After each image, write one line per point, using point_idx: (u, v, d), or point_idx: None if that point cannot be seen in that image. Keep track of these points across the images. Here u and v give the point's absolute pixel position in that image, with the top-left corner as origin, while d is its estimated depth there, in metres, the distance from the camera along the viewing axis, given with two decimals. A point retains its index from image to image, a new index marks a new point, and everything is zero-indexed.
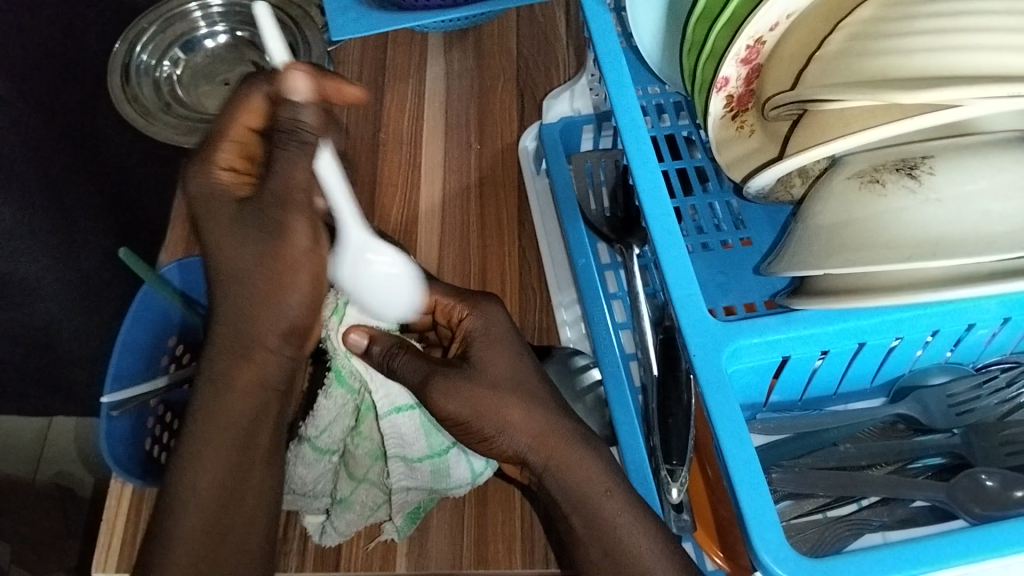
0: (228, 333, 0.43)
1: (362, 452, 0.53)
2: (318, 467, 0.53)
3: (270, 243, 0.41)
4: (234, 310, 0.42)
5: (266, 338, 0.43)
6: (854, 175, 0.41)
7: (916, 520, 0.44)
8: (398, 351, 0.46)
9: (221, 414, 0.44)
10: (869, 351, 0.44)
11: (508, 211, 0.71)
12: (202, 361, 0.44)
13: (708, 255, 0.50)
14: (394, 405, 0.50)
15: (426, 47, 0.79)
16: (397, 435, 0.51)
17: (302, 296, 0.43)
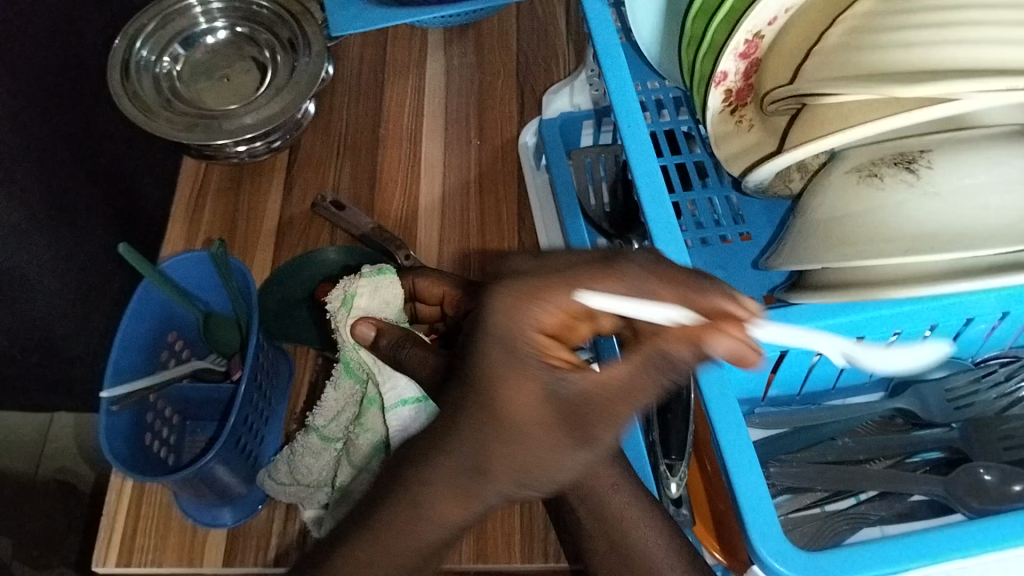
0: (457, 447, 0.31)
1: (363, 441, 0.55)
2: (325, 457, 0.57)
3: (538, 384, 0.29)
4: (478, 430, 0.30)
5: (502, 486, 0.31)
6: (853, 168, 0.41)
7: (914, 515, 0.44)
8: (403, 341, 0.52)
9: (407, 530, 0.33)
10: (868, 345, 0.44)
11: (508, 207, 0.71)
12: (430, 450, 0.33)
13: (708, 249, 0.51)
14: (400, 398, 0.54)
15: (425, 43, 0.79)
16: (402, 423, 0.54)
17: (591, 451, 0.30)
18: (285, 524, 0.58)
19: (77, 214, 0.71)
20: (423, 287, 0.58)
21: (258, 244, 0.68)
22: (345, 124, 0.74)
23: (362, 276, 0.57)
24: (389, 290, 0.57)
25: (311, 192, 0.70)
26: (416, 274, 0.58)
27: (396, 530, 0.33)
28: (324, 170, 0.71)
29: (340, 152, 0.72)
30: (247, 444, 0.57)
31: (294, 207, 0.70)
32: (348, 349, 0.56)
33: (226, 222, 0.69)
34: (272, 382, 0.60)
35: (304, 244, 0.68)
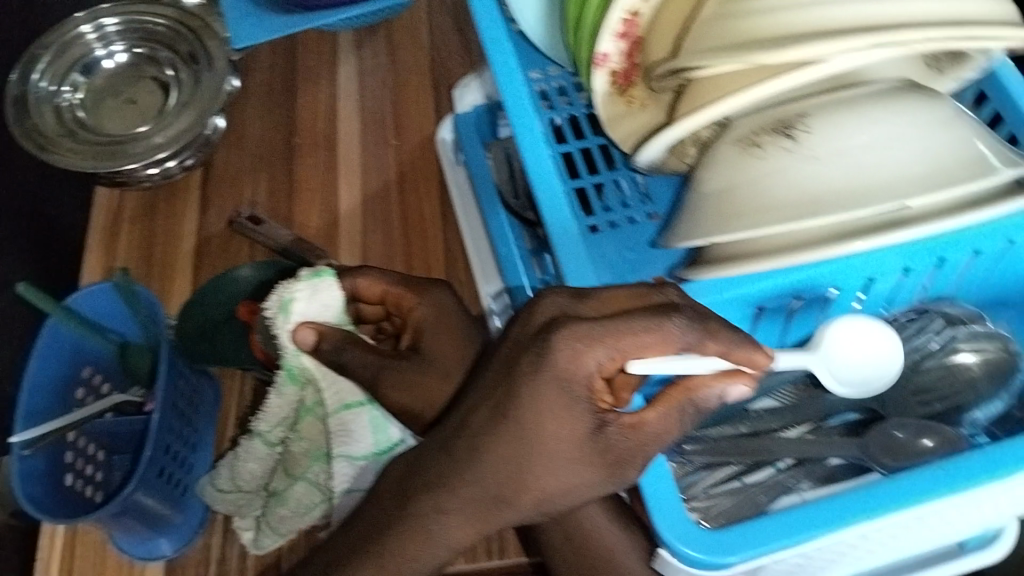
0: (486, 472, 0.38)
1: (301, 450, 0.53)
2: (265, 462, 0.55)
3: (578, 422, 0.37)
4: (512, 461, 0.38)
5: (521, 495, 0.38)
6: (736, 140, 0.41)
7: (837, 478, 0.43)
8: (349, 347, 0.47)
9: (422, 540, 0.39)
10: (770, 315, 0.45)
11: (430, 204, 0.70)
12: (439, 467, 0.39)
13: (614, 233, 0.50)
14: (344, 402, 0.51)
15: (336, 46, 0.78)
16: (342, 430, 0.51)
17: (588, 472, 0.38)
18: (223, 549, 0.58)
19: None
20: (363, 286, 0.50)
21: (177, 268, 0.67)
22: (258, 137, 0.73)
23: (298, 276, 0.49)
24: (328, 293, 0.48)
25: (228, 210, 0.69)
26: (355, 274, 0.51)
27: (414, 544, 0.39)
28: (240, 186, 0.70)
29: (256, 167, 0.71)
30: (173, 473, 0.56)
31: (212, 226, 0.69)
32: (290, 355, 0.49)
33: (143, 249, 0.68)
34: (195, 407, 0.59)
35: (224, 263, 0.67)
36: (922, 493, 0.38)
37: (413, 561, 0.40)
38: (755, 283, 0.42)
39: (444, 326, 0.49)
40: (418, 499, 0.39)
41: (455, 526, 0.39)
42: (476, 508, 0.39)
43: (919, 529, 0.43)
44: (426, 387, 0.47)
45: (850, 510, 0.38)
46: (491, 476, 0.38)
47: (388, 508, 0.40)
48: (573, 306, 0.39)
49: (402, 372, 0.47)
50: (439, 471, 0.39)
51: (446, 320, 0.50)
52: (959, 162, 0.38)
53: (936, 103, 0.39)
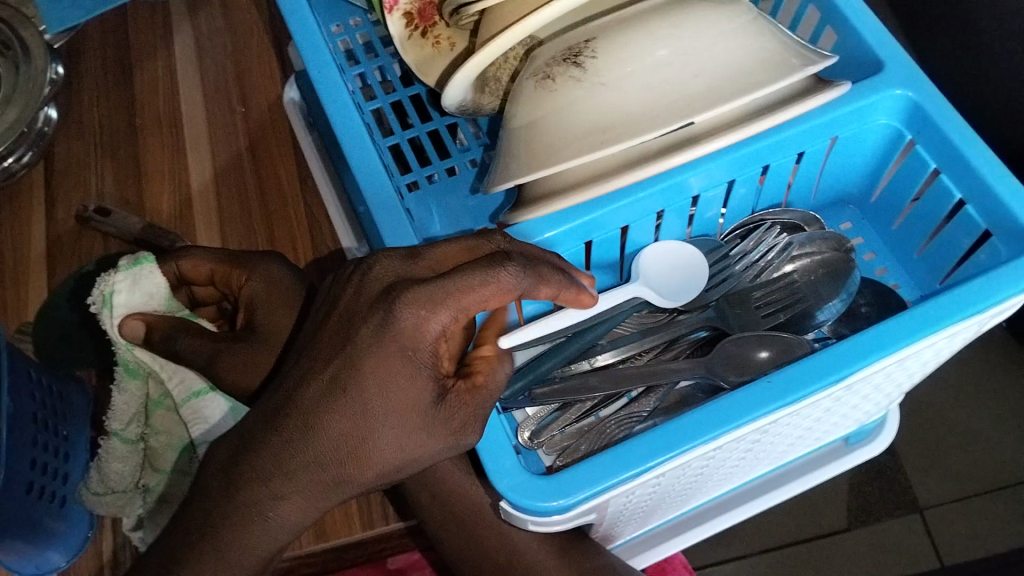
0: (325, 446, 0.33)
1: (164, 445, 0.54)
2: (131, 459, 0.54)
3: (419, 388, 0.33)
4: (354, 430, 0.33)
5: (362, 474, 0.33)
6: (530, 73, 0.40)
7: (687, 401, 0.43)
8: (181, 333, 0.48)
9: (255, 530, 0.35)
10: (604, 245, 0.43)
11: (286, 169, 0.67)
12: (266, 449, 0.34)
13: (453, 180, 0.50)
14: (192, 390, 0.51)
15: (167, 15, 0.73)
16: (199, 419, 0.51)
17: (433, 439, 0.33)
18: (114, 552, 0.57)
19: None
20: (190, 265, 0.50)
21: (29, 273, 0.63)
22: (97, 123, 0.69)
23: (117, 266, 0.49)
24: (149, 281, 0.49)
25: (74, 203, 0.66)
26: (180, 255, 0.50)
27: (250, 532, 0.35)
28: (84, 177, 0.67)
29: (98, 154, 0.68)
30: (44, 486, 0.54)
31: (61, 223, 0.65)
32: (120, 343, 0.51)
33: None
34: (63, 415, 0.56)
35: (76, 260, 0.64)
36: (776, 399, 0.36)
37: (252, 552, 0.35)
38: (578, 218, 0.40)
39: (278, 299, 0.48)
40: (250, 486, 0.34)
41: (296, 506, 0.34)
42: (318, 488, 0.34)
43: (778, 433, 0.42)
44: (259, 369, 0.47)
45: (699, 428, 0.36)
46: (332, 453, 0.33)
47: (217, 496, 0.35)
48: (407, 269, 0.35)
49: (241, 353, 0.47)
50: (267, 453, 0.34)
51: (282, 295, 0.48)
52: (750, 65, 0.37)
53: (722, 9, 0.38)
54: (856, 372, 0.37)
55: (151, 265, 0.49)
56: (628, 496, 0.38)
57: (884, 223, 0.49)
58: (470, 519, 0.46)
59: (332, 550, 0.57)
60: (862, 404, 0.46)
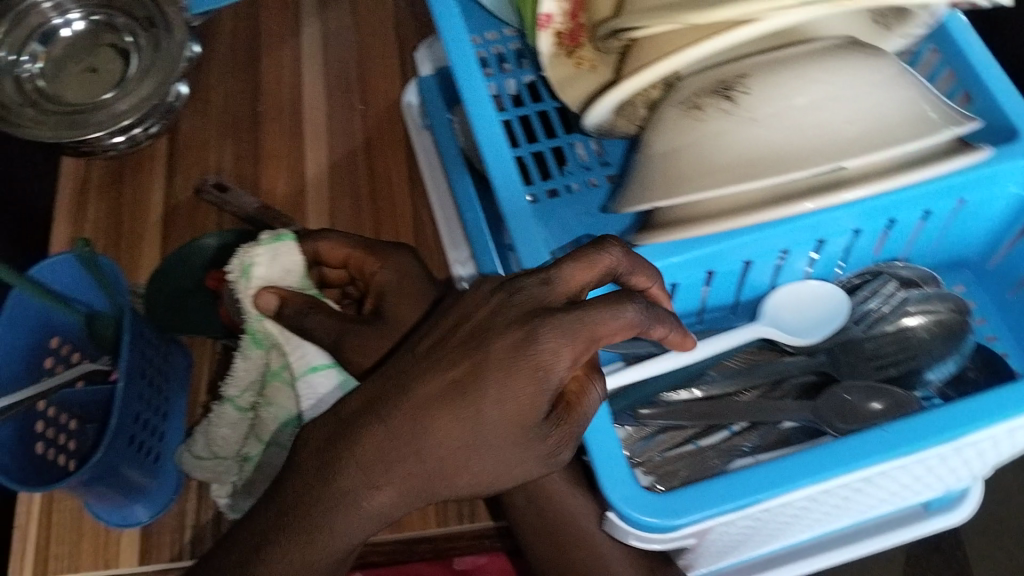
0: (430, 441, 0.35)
1: (269, 415, 0.54)
2: (240, 427, 0.57)
3: (535, 404, 0.35)
4: (462, 432, 0.35)
5: (461, 475, 0.36)
6: (679, 101, 0.41)
7: (788, 441, 0.44)
8: (310, 314, 0.50)
9: (342, 517, 0.36)
10: (722, 278, 0.45)
11: (398, 169, 0.69)
12: (371, 438, 0.36)
13: (572, 197, 0.51)
14: (310, 365, 0.51)
15: (299, 8, 0.76)
16: (311, 396, 0.51)
17: (530, 454, 0.36)
18: (198, 514, 0.59)
19: None
20: (324, 249, 0.53)
21: (145, 237, 0.67)
22: (223, 103, 0.72)
23: (259, 240, 0.52)
24: (288, 258, 0.52)
25: (194, 176, 0.69)
26: (315, 239, 0.53)
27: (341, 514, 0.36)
28: (206, 152, 0.69)
29: (221, 131, 0.70)
30: (144, 441, 0.56)
31: (179, 193, 0.68)
32: (250, 316, 0.52)
33: (111, 219, 0.67)
34: (167, 376, 0.59)
35: (192, 231, 0.67)
36: (896, 450, 0.37)
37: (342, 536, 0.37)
38: (703, 248, 0.42)
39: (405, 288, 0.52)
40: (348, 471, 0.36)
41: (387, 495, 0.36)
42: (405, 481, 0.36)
43: (878, 486, 0.42)
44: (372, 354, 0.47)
45: (817, 468, 0.37)
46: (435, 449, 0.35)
47: (314, 481, 0.37)
48: (541, 293, 0.37)
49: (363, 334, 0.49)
50: (375, 443, 0.36)
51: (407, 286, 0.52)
52: (902, 121, 0.37)
53: (878, 61, 0.39)
54: (976, 433, 0.38)
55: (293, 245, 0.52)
56: (728, 526, 0.40)
57: (997, 287, 0.49)
58: (554, 526, 0.47)
59: (404, 541, 0.59)
60: (959, 470, 0.47)
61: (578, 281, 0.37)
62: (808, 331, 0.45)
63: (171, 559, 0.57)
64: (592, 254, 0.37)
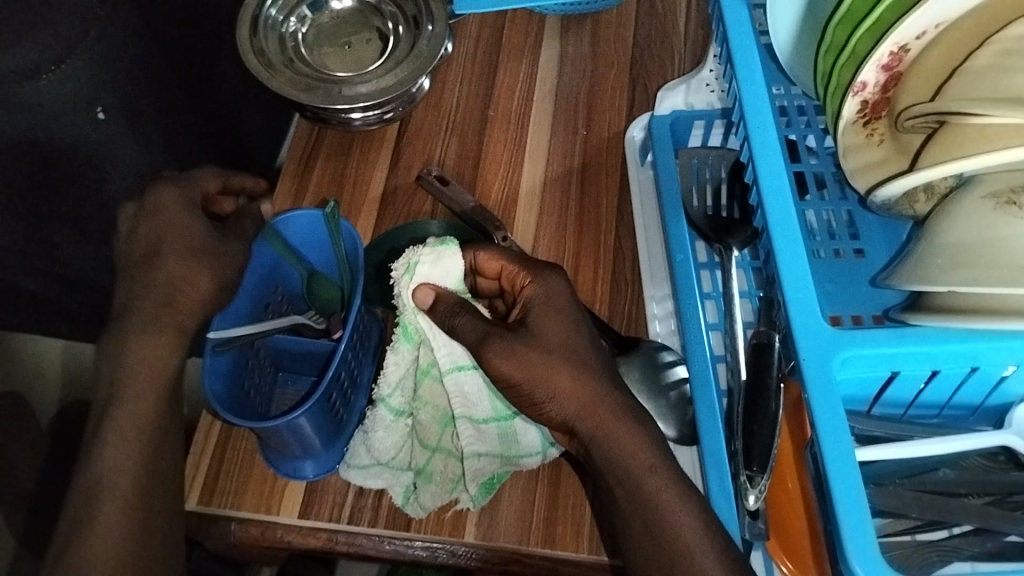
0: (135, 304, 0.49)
1: (429, 415, 0.57)
2: (395, 430, 0.57)
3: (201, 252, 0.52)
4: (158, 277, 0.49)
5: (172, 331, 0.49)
6: (989, 194, 0.40)
7: (1007, 556, 0.42)
8: (457, 313, 0.50)
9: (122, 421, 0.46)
10: (979, 378, 0.43)
11: (609, 198, 0.70)
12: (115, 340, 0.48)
13: (819, 262, 0.51)
14: (456, 363, 0.55)
15: (542, 29, 0.79)
16: (462, 394, 0.56)
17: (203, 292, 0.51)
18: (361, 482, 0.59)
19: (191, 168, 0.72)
20: (481, 262, 0.54)
21: (362, 210, 0.69)
22: (455, 103, 0.75)
23: (425, 243, 0.54)
24: (451, 261, 0.53)
25: (416, 165, 0.72)
26: (474, 250, 0.55)
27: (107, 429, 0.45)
28: (431, 144, 0.73)
29: (448, 128, 0.74)
30: (337, 400, 0.57)
31: (400, 178, 0.71)
32: (401, 303, 0.54)
33: (333, 186, 0.71)
34: (365, 346, 0.60)
35: (406, 214, 0.69)
36: None
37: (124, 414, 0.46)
38: (979, 343, 0.41)
39: (554, 305, 0.51)
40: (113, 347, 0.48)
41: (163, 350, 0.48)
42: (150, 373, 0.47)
43: None
44: (560, 372, 0.48)
45: None
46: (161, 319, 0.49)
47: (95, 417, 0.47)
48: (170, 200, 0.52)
49: (502, 339, 0.48)
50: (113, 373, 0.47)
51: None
52: None
53: None
54: None
55: (456, 250, 0.53)
56: None
57: None
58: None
59: (551, 560, 0.57)
60: None
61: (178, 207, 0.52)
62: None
63: (328, 520, 0.58)
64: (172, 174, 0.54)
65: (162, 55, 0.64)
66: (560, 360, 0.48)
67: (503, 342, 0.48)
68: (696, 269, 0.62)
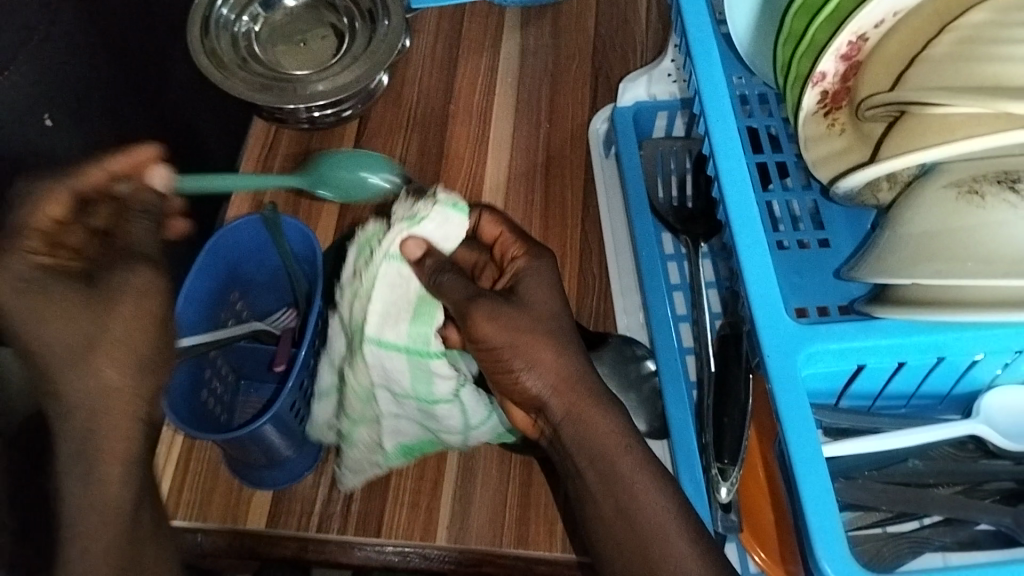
0: (74, 394, 0.32)
1: (352, 379, 0.53)
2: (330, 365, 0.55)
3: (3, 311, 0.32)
4: (77, 344, 0.32)
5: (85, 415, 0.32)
6: (951, 184, 0.40)
7: (977, 545, 0.42)
8: (446, 269, 0.47)
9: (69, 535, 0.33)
10: (947, 366, 0.43)
11: (574, 192, 0.69)
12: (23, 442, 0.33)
13: (784, 253, 0.50)
14: (381, 340, 0.50)
15: (502, 22, 0.78)
16: (383, 372, 0.51)
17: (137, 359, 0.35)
18: (330, 491, 0.58)
19: None
20: (484, 224, 0.55)
21: (323, 211, 0.68)
22: (415, 99, 0.74)
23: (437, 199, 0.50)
24: (453, 227, 0.50)
25: None
26: (479, 210, 0.55)
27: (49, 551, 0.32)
28: (393, 141, 0.72)
29: (410, 125, 0.72)
30: (302, 409, 0.55)
31: None
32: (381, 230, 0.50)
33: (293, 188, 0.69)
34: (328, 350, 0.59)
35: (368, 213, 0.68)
36: None
37: (95, 494, 0.38)
38: (943, 333, 0.41)
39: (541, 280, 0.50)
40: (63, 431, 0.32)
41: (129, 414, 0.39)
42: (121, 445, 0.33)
43: None
44: (542, 347, 0.46)
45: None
46: (109, 401, 0.33)
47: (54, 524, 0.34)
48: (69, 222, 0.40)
49: (492, 303, 0.46)
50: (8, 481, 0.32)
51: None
52: None
53: None
54: None
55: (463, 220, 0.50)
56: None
57: None
58: None
59: (525, 560, 0.56)
60: None
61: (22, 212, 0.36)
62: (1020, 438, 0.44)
63: (296, 529, 0.57)
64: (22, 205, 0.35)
65: (111, 58, 0.62)
66: (543, 334, 0.46)
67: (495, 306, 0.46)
68: (662, 262, 0.61)
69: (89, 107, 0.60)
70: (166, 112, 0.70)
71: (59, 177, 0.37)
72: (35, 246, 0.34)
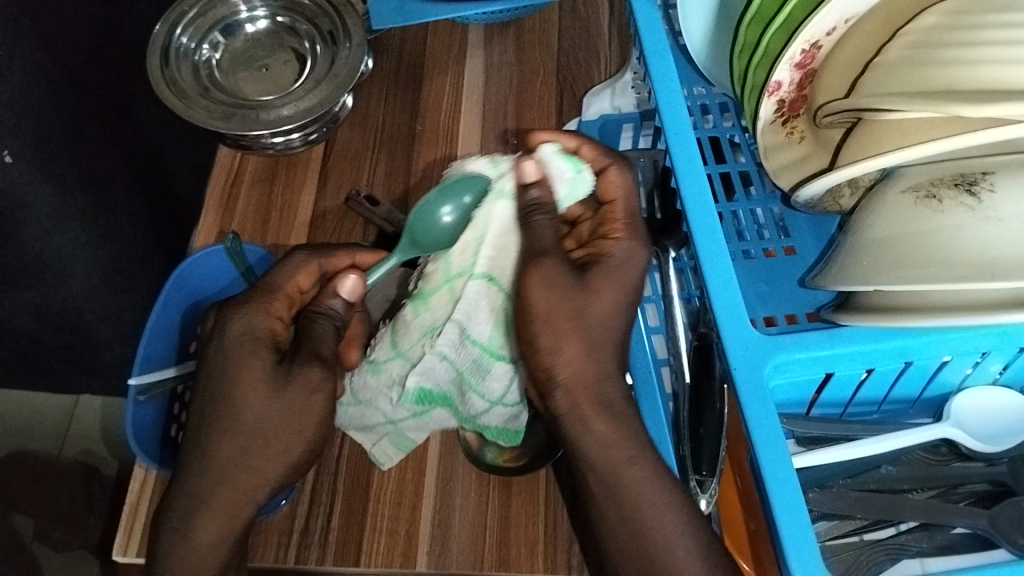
0: (215, 463, 0.45)
1: (417, 316, 0.49)
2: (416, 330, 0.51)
3: (266, 383, 0.45)
4: (244, 433, 0.45)
5: (253, 473, 0.46)
6: (908, 189, 0.40)
7: (956, 548, 0.42)
8: (541, 210, 0.45)
9: (191, 557, 0.46)
10: (915, 371, 0.43)
11: None
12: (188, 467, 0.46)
13: (748, 262, 0.50)
14: (489, 273, 0.47)
15: (465, 39, 0.78)
16: (473, 305, 0.46)
17: (283, 445, 0.46)
18: (308, 520, 0.57)
19: (116, 207, 0.68)
20: (606, 181, 0.50)
21: (291, 236, 0.68)
22: (381, 121, 0.73)
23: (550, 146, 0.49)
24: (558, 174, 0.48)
25: (345, 187, 0.70)
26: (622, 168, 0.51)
27: (176, 547, 0.46)
28: (360, 164, 0.71)
29: (375, 145, 0.72)
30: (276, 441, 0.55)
31: (328, 201, 0.70)
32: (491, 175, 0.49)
33: (260, 215, 0.69)
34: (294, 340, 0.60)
35: (337, 238, 0.68)
36: None
37: (183, 551, 0.46)
38: (905, 338, 0.41)
39: (620, 273, 0.46)
40: (189, 490, 0.46)
41: (239, 482, 0.46)
42: (228, 503, 0.46)
43: None
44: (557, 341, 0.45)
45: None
46: (242, 470, 0.45)
47: (176, 545, 0.46)
48: (294, 274, 0.52)
49: (556, 270, 0.44)
50: (191, 498, 0.46)
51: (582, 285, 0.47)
52: None
53: None
54: None
55: (573, 175, 0.48)
56: None
57: None
58: None
59: None
60: None
61: (295, 275, 0.52)
62: (994, 440, 0.43)
63: (274, 562, 0.56)
64: (302, 263, 0.52)
65: (75, 91, 0.61)
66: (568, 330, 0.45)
67: (554, 269, 0.44)
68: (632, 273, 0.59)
69: (51, 142, 0.59)
70: (130, 142, 0.69)
71: (317, 259, 0.53)
72: (275, 309, 0.49)
